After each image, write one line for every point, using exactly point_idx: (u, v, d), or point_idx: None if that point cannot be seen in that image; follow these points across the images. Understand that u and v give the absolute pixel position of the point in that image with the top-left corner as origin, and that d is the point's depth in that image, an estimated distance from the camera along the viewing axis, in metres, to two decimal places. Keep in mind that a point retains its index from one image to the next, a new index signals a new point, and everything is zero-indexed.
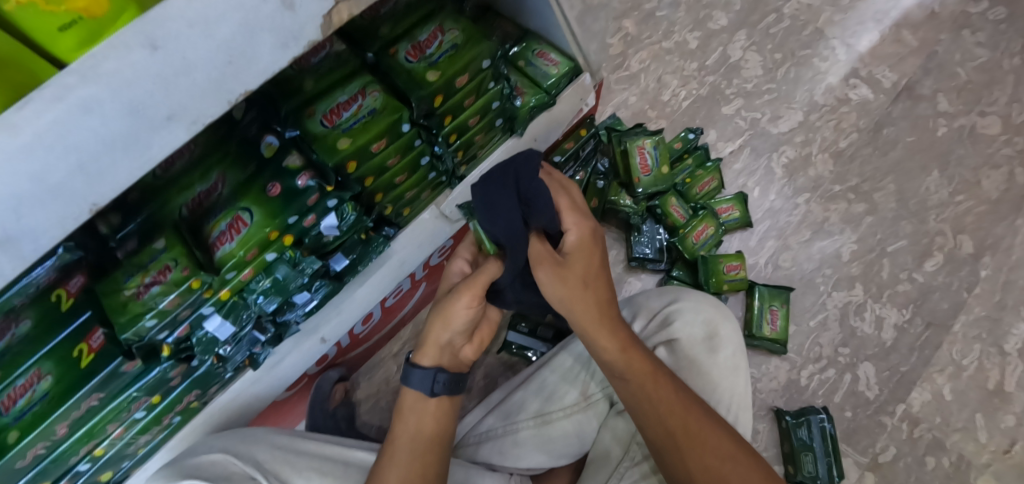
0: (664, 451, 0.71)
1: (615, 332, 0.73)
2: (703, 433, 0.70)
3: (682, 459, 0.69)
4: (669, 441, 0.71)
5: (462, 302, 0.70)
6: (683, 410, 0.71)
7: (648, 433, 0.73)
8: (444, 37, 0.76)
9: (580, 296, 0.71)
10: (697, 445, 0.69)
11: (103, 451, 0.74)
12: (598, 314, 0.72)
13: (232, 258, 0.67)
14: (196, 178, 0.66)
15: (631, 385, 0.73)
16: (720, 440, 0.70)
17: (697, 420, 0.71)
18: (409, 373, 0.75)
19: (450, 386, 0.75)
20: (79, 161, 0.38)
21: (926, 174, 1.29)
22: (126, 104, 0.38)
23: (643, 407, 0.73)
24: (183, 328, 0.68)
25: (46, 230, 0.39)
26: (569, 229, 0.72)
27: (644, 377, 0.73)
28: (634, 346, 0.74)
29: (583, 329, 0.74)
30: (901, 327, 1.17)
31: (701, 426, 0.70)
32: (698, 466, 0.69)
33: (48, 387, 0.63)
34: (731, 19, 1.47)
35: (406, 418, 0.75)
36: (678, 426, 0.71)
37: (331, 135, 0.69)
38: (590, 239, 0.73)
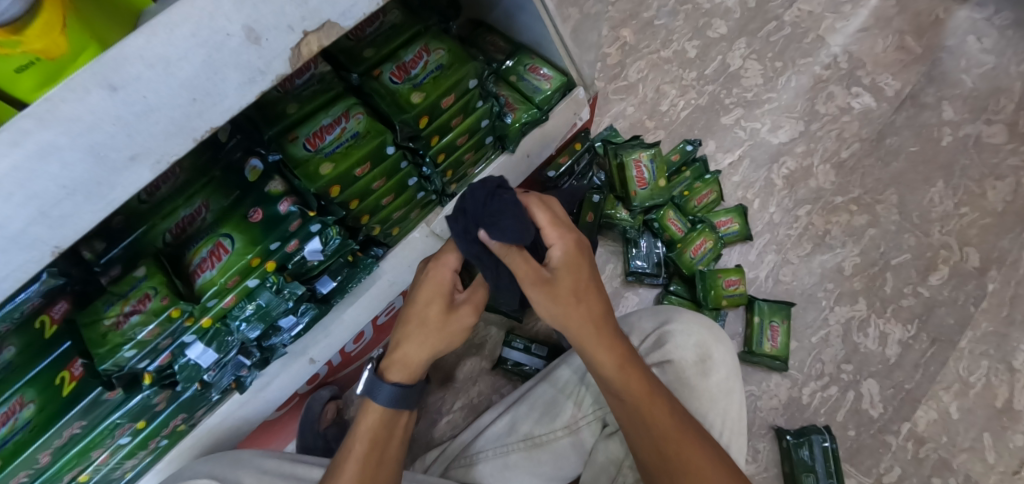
0: (651, 472, 0.68)
1: (612, 346, 0.68)
2: (696, 459, 0.67)
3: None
4: (658, 464, 0.68)
5: (468, 322, 0.71)
6: (679, 434, 0.68)
7: (640, 454, 0.69)
8: (429, 57, 0.75)
9: (573, 313, 0.65)
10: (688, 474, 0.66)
11: (88, 476, 0.72)
12: (592, 328, 0.66)
13: (213, 286, 0.66)
14: (180, 203, 0.66)
15: (627, 405, 0.69)
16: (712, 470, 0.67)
17: (691, 445, 0.67)
18: (378, 388, 0.72)
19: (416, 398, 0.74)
20: (40, 207, 0.37)
21: (930, 185, 1.26)
22: (88, 148, 0.37)
23: (637, 428, 0.69)
24: (165, 356, 0.66)
25: (7, 276, 0.38)
26: (553, 244, 0.66)
27: (641, 399, 0.69)
28: (632, 363, 0.69)
29: (578, 342, 0.68)
30: (905, 343, 1.15)
31: (693, 453, 0.67)
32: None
33: (30, 415, 0.63)
34: (730, 26, 1.45)
35: (367, 436, 0.72)
36: (672, 453, 0.67)
37: (313, 160, 0.69)
38: (576, 251, 0.66)
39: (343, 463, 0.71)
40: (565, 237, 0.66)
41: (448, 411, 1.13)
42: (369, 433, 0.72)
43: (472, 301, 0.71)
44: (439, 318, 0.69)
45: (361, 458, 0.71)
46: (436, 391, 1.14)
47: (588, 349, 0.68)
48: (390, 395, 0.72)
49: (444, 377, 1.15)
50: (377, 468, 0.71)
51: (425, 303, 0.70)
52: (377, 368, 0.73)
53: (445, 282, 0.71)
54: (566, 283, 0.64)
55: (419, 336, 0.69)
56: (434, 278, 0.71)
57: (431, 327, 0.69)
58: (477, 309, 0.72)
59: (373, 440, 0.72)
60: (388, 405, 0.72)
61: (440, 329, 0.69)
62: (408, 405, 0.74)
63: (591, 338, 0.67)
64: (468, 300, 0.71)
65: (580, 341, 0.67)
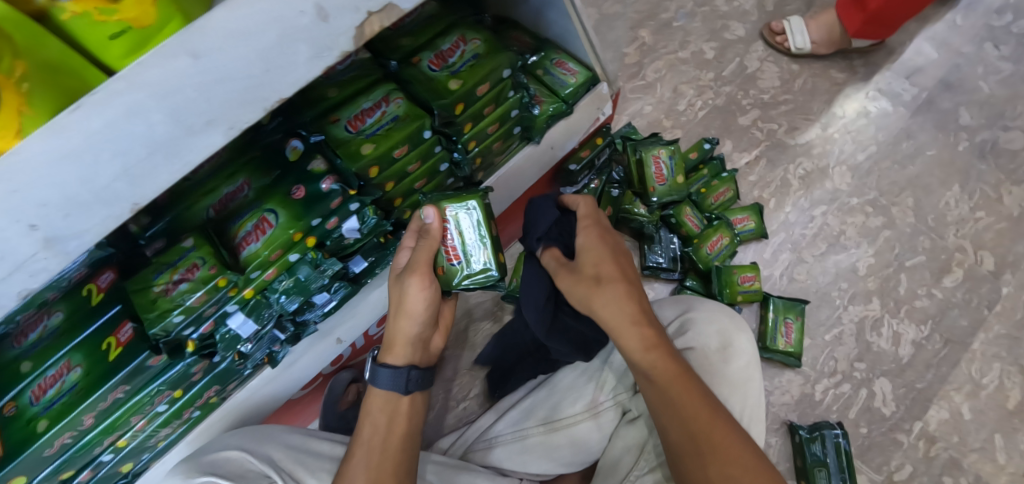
0: (682, 456, 0.67)
1: (641, 326, 0.67)
2: (727, 441, 0.66)
3: (697, 462, 0.66)
4: (689, 447, 0.66)
5: (416, 282, 0.70)
6: (707, 416, 0.67)
7: (668, 438, 0.68)
8: (466, 46, 0.78)
9: (599, 293, 0.68)
10: (720, 455, 0.65)
11: (125, 442, 0.75)
12: (620, 310, 0.67)
13: (257, 258, 0.68)
14: (222, 181, 0.69)
15: (658, 387, 0.68)
16: (742, 451, 0.65)
17: (722, 424, 0.67)
18: (375, 374, 0.73)
19: (415, 384, 0.74)
20: (124, 165, 0.41)
21: (945, 188, 1.28)
22: (170, 112, 0.41)
23: (667, 411, 0.68)
24: (208, 324, 0.68)
25: (88, 230, 0.42)
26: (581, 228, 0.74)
27: (671, 380, 0.67)
28: (661, 347, 0.68)
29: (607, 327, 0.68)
30: (918, 343, 1.16)
31: (725, 434, 0.66)
32: (718, 476, 0.64)
33: (76, 378, 0.67)
34: (748, 29, 1.48)
35: (371, 421, 0.73)
36: (701, 434, 0.66)
37: (355, 141, 0.71)
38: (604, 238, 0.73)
39: (352, 452, 0.72)
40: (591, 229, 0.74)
41: (464, 398, 1.15)
42: (373, 417, 0.74)
43: (409, 265, 0.71)
44: (394, 294, 0.72)
45: (366, 443, 0.72)
46: (452, 378, 1.17)
47: (618, 331, 0.68)
48: (387, 379, 0.73)
49: (460, 365, 1.17)
50: (381, 456, 0.71)
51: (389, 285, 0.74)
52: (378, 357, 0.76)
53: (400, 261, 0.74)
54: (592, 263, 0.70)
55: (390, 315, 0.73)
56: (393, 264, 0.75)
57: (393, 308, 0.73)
58: (422, 270, 0.70)
59: (372, 431, 0.73)
60: (389, 390, 0.73)
61: (396, 303, 0.72)
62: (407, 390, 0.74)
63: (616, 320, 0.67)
64: (410, 265, 0.71)
65: (609, 327, 0.68)
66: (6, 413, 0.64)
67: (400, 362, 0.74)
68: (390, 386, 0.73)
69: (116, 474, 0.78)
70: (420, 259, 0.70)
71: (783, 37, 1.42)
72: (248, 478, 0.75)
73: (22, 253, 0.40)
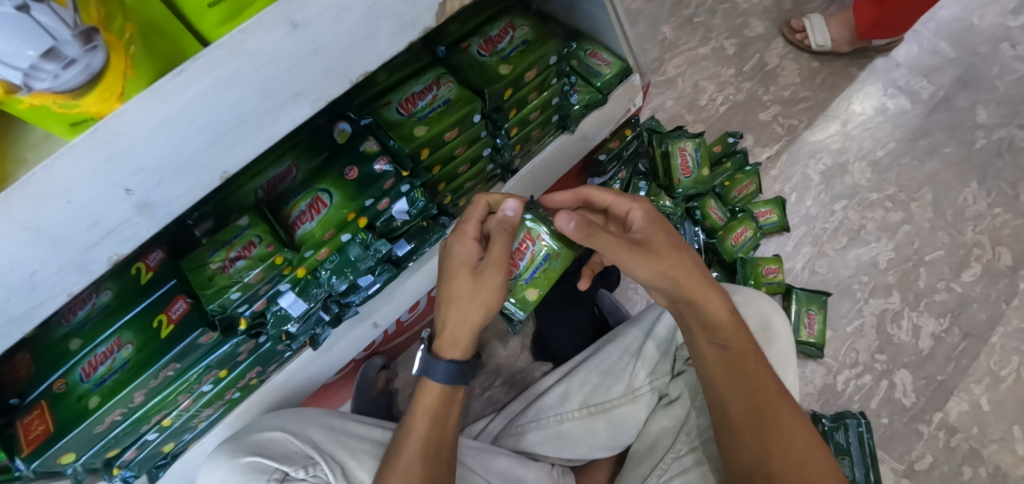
0: (744, 430, 0.66)
1: (721, 295, 0.69)
2: (790, 419, 0.66)
3: (761, 437, 0.65)
4: (753, 420, 0.66)
5: (499, 280, 0.69)
6: (776, 392, 0.67)
7: (732, 412, 0.67)
8: (514, 33, 0.79)
9: (679, 262, 0.67)
10: (785, 430, 0.65)
11: (170, 421, 0.75)
12: (699, 277, 0.68)
13: (311, 238, 0.69)
14: (269, 164, 0.70)
15: (732, 357, 0.67)
16: (804, 430, 0.66)
17: (787, 404, 0.67)
18: (433, 367, 0.72)
19: (471, 374, 0.74)
20: (217, 134, 0.41)
21: (964, 185, 1.29)
22: (264, 82, 0.41)
23: (737, 382, 0.67)
24: (261, 302, 0.67)
25: (179, 198, 0.43)
26: (632, 206, 0.72)
27: (745, 349, 0.68)
28: (738, 316, 0.69)
29: (684, 294, 0.68)
30: (938, 336, 1.18)
31: (789, 413, 0.66)
32: (780, 450, 0.64)
33: (127, 356, 0.67)
34: (768, 26, 1.50)
35: (428, 412, 0.73)
36: (768, 408, 0.66)
37: (408, 123, 0.72)
38: (655, 215, 0.72)
39: (403, 440, 0.72)
40: (645, 201, 0.73)
41: (490, 386, 1.16)
42: (428, 410, 0.73)
43: (491, 258, 0.69)
44: (464, 287, 0.69)
45: (422, 434, 0.72)
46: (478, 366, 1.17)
47: (700, 299, 0.68)
48: (446, 372, 0.72)
49: (485, 354, 1.18)
50: (437, 446, 0.72)
51: (451, 277, 0.71)
52: (431, 348, 0.74)
53: (466, 253, 0.72)
54: (657, 237, 0.69)
55: (455, 309, 0.70)
56: (453, 255, 0.72)
57: (464, 298, 0.69)
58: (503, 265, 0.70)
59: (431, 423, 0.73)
60: (446, 382, 0.72)
61: (468, 298, 0.69)
62: (464, 379, 0.74)
63: (695, 288, 0.67)
64: (487, 260, 0.70)
65: (691, 295, 0.67)
66: (57, 390, 0.65)
67: (466, 356, 0.73)
68: (449, 378, 0.72)
69: (157, 454, 0.78)
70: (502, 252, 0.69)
71: (804, 35, 1.44)
72: (292, 458, 0.75)
73: (116, 219, 0.40)
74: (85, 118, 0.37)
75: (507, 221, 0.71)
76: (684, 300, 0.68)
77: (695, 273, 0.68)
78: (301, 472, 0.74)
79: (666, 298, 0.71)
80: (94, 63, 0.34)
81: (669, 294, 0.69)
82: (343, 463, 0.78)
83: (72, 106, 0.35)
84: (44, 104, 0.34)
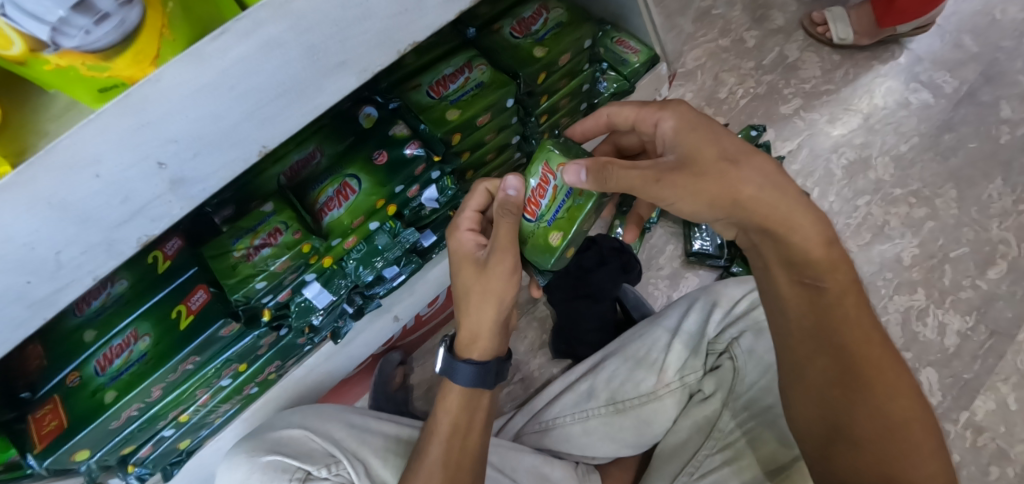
0: (832, 384, 0.60)
1: (810, 217, 0.58)
2: (890, 375, 0.58)
3: (851, 390, 0.59)
4: (840, 374, 0.59)
5: (508, 264, 0.64)
6: (877, 343, 0.59)
7: (814, 363, 0.61)
8: (548, 15, 0.77)
9: (737, 182, 0.57)
10: (880, 385, 0.58)
11: (187, 417, 0.72)
12: (771, 198, 0.57)
13: (339, 225, 0.66)
14: (292, 148, 0.67)
15: (822, 300, 0.60)
16: (904, 389, 0.58)
17: (887, 356, 0.59)
18: (455, 368, 0.69)
19: (495, 376, 0.71)
20: (256, 104, 0.38)
21: (988, 181, 1.27)
22: (307, 47, 0.38)
23: (828, 329, 0.60)
24: (285, 292, 0.65)
25: (214, 174, 0.40)
26: (662, 116, 0.63)
27: (842, 291, 0.59)
28: (837, 244, 0.59)
29: (759, 224, 0.59)
30: (964, 334, 1.15)
31: (891, 368, 0.59)
32: (872, 410, 0.58)
33: (145, 348, 0.64)
34: (788, 19, 1.47)
35: (452, 415, 0.70)
36: (863, 361, 0.59)
37: (438, 107, 0.70)
38: (692, 118, 0.62)
39: (429, 436, 0.70)
40: (674, 107, 0.63)
41: (508, 383, 1.13)
42: (452, 417, 0.70)
43: (496, 246, 0.63)
44: (474, 280, 0.65)
45: (444, 440, 0.69)
46: None
47: (778, 229, 0.58)
48: (468, 375, 0.68)
49: None
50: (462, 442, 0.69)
51: (460, 273, 0.67)
52: (454, 348, 0.71)
53: (469, 245, 0.67)
54: (704, 155, 0.59)
55: (471, 306, 0.66)
56: (457, 250, 0.67)
57: (475, 294, 0.65)
58: (511, 250, 0.64)
59: (453, 425, 0.69)
60: (468, 386, 0.69)
61: (481, 288, 0.65)
62: (487, 384, 0.70)
63: (766, 217, 0.58)
64: (493, 249, 0.64)
65: (764, 223, 0.58)
66: (71, 383, 0.62)
67: (485, 357, 0.69)
68: (473, 382, 0.68)
69: (173, 451, 0.75)
70: (507, 237, 0.63)
71: (825, 28, 1.40)
72: (314, 457, 0.73)
73: (145, 196, 0.37)
74: (115, 83, 0.33)
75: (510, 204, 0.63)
76: (759, 230, 0.59)
77: (777, 192, 0.58)
78: (323, 471, 0.71)
79: (740, 229, 0.62)
80: (128, 19, 0.31)
81: (739, 224, 0.60)
82: (366, 461, 0.75)
83: (102, 69, 0.32)
84: (71, 65, 0.31)
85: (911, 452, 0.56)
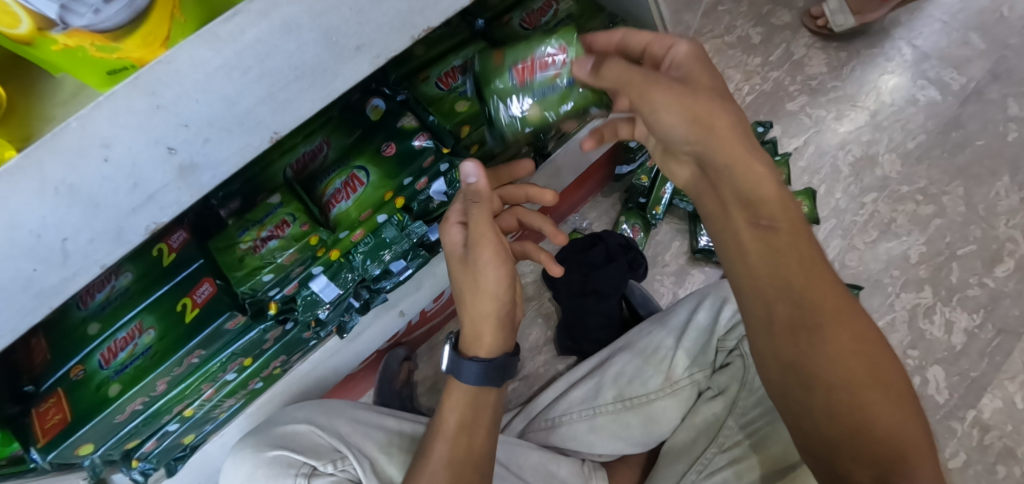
0: (790, 336, 0.56)
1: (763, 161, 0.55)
2: (849, 321, 0.55)
3: (813, 338, 0.55)
4: (797, 323, 0.55)
5: (490, 257, 0.62)
6: (831, 289, 0.56)
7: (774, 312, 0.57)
8: (558, 7, 0.77)
9: (716, 109, 0.53)
10: (840, 333, 0.54)
11: (192, 412, 0.71)
12: (738, 135, 0.54)
13: (347, 218, 0.65)
14: (300, 140, 0.67)
15: (776, 243, 0.56)
16: (864, 337, 0.55)
17: (842, 297, 0.56)
18: (460, 366, 0.68)
19: (503, 372, 0.69)
20: (270, 88, 0.37)
21: (996, 179, 1.26)
22: (323, 31, 0.37)
23: (782, 277, 0.56)
24: (291, 286, 0.65)
25: (226, 160, 0.39)
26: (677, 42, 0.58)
27: (792, 235, 0.56)
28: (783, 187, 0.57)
29: (720, 160, 0.54)
30: (971, 332, 1.15)
31: (849, 314, 0.55)
32: (833, 360, 0.54)
33: (149, 342, 0.63)
34: (795, 15, 1.45)
35: (458, 413, 0.69)
36: (820, 308, 0.55)
37: (448, 98, 0.69)
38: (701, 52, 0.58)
39: (436, 434, 0.69)
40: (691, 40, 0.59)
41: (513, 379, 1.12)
42: (457, 415, 0.69)
43: (472, 242, 0.62)
44: (465, 276, 0.64)
45: (450, 439, 0.68)
46: None
47: (738, 168, 0.54)
48: (475, 373, 0.68)
49: None
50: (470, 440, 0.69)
51: (451, 269, 0.66)
52: (459, 345, 0.70)
53: (456, 240, 0.66)
54: (702, 80, 0.55)
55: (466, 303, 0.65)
56: (446, 245, 0.66)
57: (468, 292, 0.66)
58: (491, 244, 0.62)
59: (460, 423, 0.69)
60: (475, 383, 0.68)
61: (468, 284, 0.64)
62: (496, 381, 0.69)
63: (737, 148, 0.54)
64: (472, 244, 0.63)
65: (729, 156, 0.54)
66: (74, 377, 0.61)
67: (492, 353, 0.69)
68: (478, 379, 0.68)
69: (177, 446, 0.75)
70: (481, 229, 0.61)
71: (824, 19, 1.39)
72: (320, 452, 0.72)
73: (156, 182, 0.36)
74: (124, 65, 0.33)
75: (475, 191, 0.61)
76: (716, 167, 0.55)
77: (735, 127, 0.54)
78: (329, 467, 0.70)
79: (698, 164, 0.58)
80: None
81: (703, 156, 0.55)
82: (373, 457, 0.74)
83: (112, 50, 0.31)
84: (80, 46, 0.30)
85: (873, 403, 0.53)
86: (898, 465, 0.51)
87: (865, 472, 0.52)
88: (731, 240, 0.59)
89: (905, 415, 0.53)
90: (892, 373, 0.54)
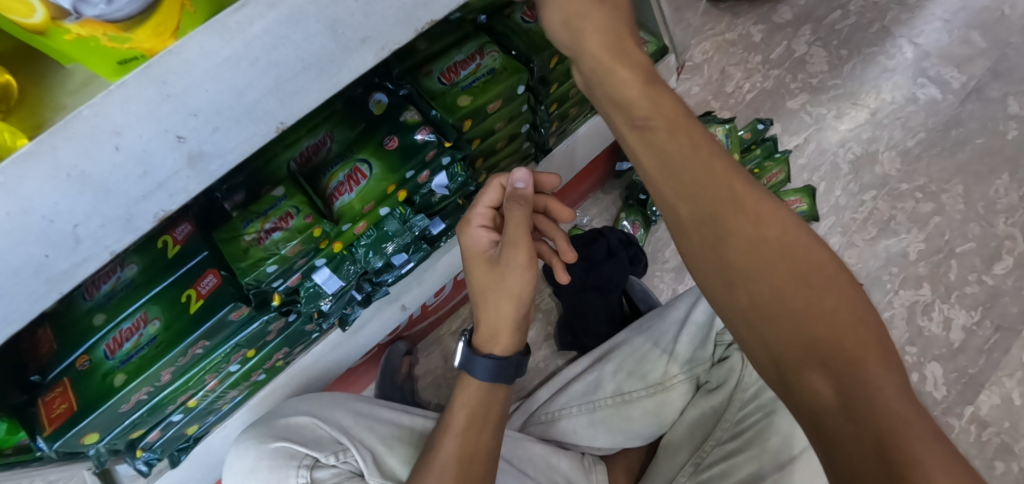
0: (694, 237, 0.51)
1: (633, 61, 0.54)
2: (752, 209, 0.50)
3: (723, 238, 0.49)
4: (694, 221, 0.51)
5: (521, 260, 0.63)
6: (730, 178, 0.51)
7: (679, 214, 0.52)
8: None
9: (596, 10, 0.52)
10: (744, 223, 0.49)
11: (196, 403, 0.72)
12: (613, 38, 0.53)
13: (350, 210, 0.66)
14: (304, 134, 0.67)
15: (659, 136, 0.52)
16: (774, 225, 0.49)
17: (743, 188, 0.51)
18: (474, 363, 0.69)
19: (515, 371, 0.71)
20: (277, 79, 0.38)
21: (995, 177, 1.27)
22: (329, 22, 0.38)
23: (672, 169, 0.52)
24: (295, 277, 0.65)
25: (234, 149, 0.40)
26: None
27: (673, 124, 0.53)
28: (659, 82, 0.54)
29: (597, 63, 0.53)
30: (969, 329, 1.15)
31: (754, 203, 0.50)
32: (740, 253, 0.49)
33: (154, 332, 0.64)
34: (796, 13, 1.45)
35: (467, 408, 0.70)
36: (720, 199, 0.50)
37: (450, 93, 0.70)
38: None
39: (446, 429, 0.70)
40: None
41: None
42: (466, 409, 0.70)
43: (507, 242, 0.63)
44: (490, 277, 0.66)
45: (460, 433, 0.69)
46: None
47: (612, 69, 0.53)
48: (487, 368, 0.69)
49: None
50: (475, 436, 0.69)
51: (474, 271, 0.68)
52: (472, 342, 0.71)
53: (482, 243, 0.67)
54: None
55: (489, 303, 0.66)
56: (469, 248, 0.68)
57: (490, 291, 0.66)
58: (523, 247, 0.63)
59: (467, 418, 0.70)
60: (487, 379, 0.69)
61: (495, 285, 0.65)
62: (507, 378, 0.71)
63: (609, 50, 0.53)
64: (504, 245, 0.64)
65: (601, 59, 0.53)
66: (81, 367, 0.61)
67: (508, 351, 0.70)
68: (490, 375, 0.69)
69: (181, 436, 0.76)
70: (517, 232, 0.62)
71: None
72: (322, 444, 0.73)
73: (165, 170, 0.37)
74: (135, 55, 0.33)
75: (520, 196, 0.62)
76: (597, 78, 0.55)
77: (608, 34, 0.53)
78: (331, 459, 0.71)
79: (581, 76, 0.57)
80: None
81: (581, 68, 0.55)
82: (375, 449, 0.75)
83: (123, 40, 0.32)
84: (93, 36, 0.31)
85: (793, 293, 0.47)
86: (854, 368, 0.44)
87: (818, 379, 0.45)
88: (653, 138, 0.53)
89: (858, 314, 0.46)
90: (836, 271, 0.48)
